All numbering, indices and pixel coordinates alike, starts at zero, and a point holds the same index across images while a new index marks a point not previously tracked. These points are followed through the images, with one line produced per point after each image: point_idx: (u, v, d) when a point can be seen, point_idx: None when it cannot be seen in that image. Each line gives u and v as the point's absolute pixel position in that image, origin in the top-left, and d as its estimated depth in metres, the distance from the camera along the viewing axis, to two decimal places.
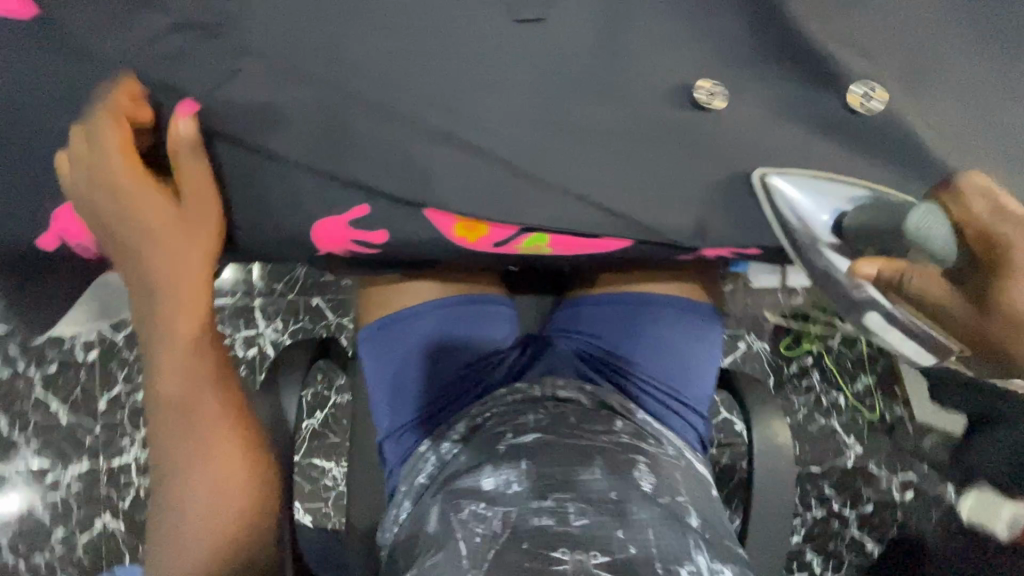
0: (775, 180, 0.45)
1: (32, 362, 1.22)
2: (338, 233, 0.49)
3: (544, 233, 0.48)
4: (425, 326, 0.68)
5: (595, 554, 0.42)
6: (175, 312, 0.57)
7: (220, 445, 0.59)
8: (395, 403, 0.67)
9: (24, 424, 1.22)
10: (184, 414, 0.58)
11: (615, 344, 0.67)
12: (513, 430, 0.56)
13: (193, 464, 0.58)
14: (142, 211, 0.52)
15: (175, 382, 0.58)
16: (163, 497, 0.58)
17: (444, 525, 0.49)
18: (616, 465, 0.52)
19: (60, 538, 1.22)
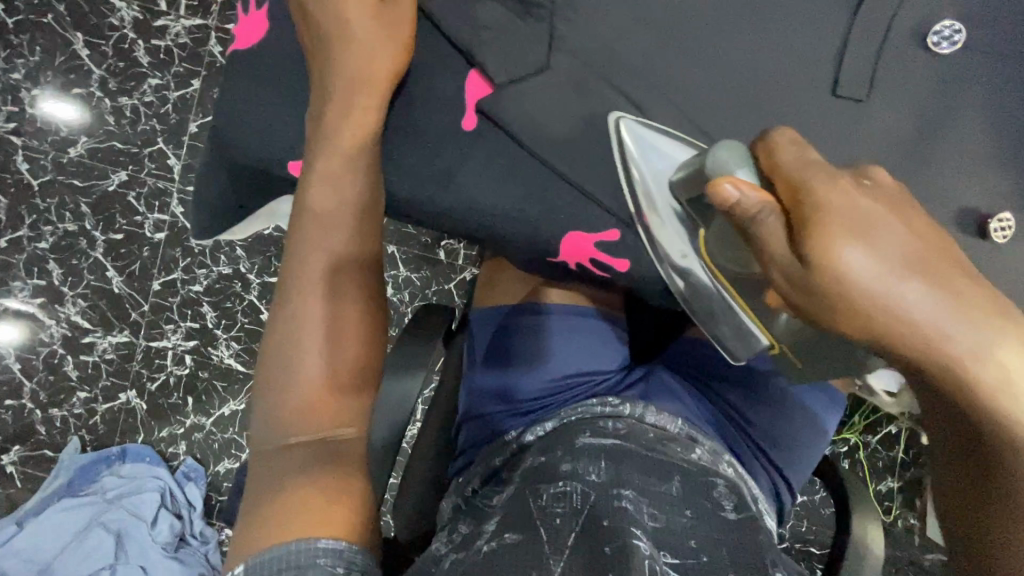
0: (623, 124, 0.57)
1: (100, 223, 1.21)
2: (582, 247, 0.60)
3: None
4: (541, 319, 0.68)
5: (665, 554, 0.43)
6: (340, 136, 0.56)
7: (345, 305, 0.56)
8: (488, 384, 0.66)
9: (77, 280, 1.22)
10: (319, 262, 0.56)
11: (722, 394, 0.65)
12: (590, 431, 0.56)
13: (312, 316, 0.55)
14: (348, 55, 0.56)
15: (326, 215, 0.57)
16: (276, 354, 0.55)
17: (521, 506, 0.48)
18: (693, 485, 0.51)
19: (83, 399, 1.24)
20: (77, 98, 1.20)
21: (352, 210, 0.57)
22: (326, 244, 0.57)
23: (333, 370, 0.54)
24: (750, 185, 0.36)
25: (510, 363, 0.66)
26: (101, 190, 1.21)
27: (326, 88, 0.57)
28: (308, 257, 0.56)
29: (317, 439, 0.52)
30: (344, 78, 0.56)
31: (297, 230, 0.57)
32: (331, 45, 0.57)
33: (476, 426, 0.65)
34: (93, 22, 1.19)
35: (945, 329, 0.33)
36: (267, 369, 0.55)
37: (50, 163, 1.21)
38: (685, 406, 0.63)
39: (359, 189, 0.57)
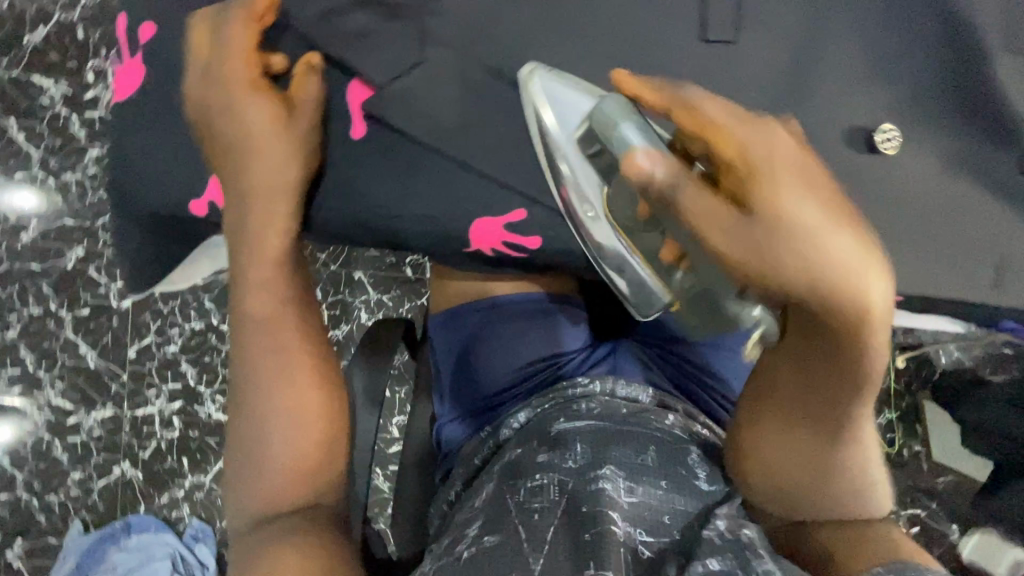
0: (537, 79, 0.51)
1: (65, 302, 1.21)
2: (494, 233, 0.57)
3: None
4: (498, 319, 0.67)
5: (642, 531, 0.45)
6: (255, 261, 0.54)
7: (302, 372, 0.54)
8: (459, 389, 0.67)
9: (51, 363, 1.21)
10: (264, 346, 0.54)
11: (686, 355, 0.65)
12: (565, 416, 0.55)
13: (260, 393, 0.53)
14: (243, 107, 0.52)
15: (270, 315, 0.54)
16: (242, 465, 0.52)
17: (499, 503, 0.49)
18: (668, 455, 0.51)
19: (78, 479, 1.22)
20: (21, 183, 1.19)
21: (304, 326, 0.56)
22: (287, 344, 0.54)
23: (310, 444, 0.52)
24: (657, 156, 0.39)
25: (465, 358, 0.67)
26: (61, 270, 1.20)
27: (248, 171, 0.53)
28: (242, 345, 0.54)
29: (296, 515, 0.50)
30: (254, 185, 0.53)
31: (243, 341, 0.54)
32: (241, 95, 0.52)
33: (456, 425, 0.66)
34: (23, 105, 1.18)
35: (846, 251, 0.37)
36: (227, 469, 0.53)
37: (4, 252, 1.20)
38: (655, 373, 0.63)
39: (259, 275, 0.55)
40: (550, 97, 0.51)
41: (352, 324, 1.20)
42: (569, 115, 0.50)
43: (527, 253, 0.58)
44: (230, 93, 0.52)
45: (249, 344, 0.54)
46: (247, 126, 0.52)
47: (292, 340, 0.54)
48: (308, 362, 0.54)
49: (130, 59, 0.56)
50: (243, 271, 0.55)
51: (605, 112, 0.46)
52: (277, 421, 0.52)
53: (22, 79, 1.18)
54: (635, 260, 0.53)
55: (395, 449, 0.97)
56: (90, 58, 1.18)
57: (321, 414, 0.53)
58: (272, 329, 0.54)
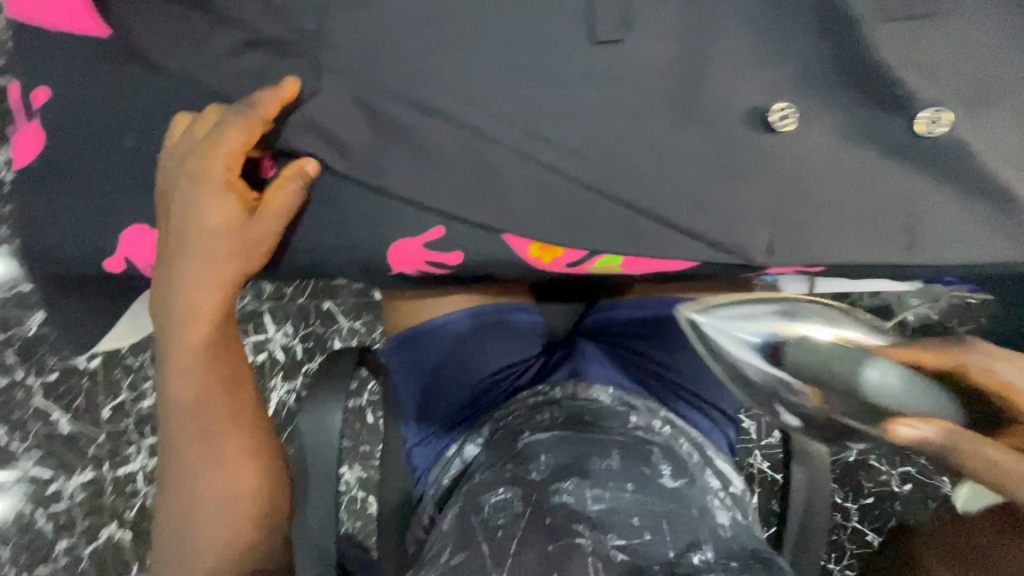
0: (700, 323, 0.48)
1: (32, 369, 1.18)
2: (415, 255, 0.48)
3: (614, 254, 0.44)
4: (450, 336, 0.66)
5: (611, 537, 0.44)
6: (183, 348, 0.53)
7: (233, 454, 0.55)
8: (422, 412, 0.66)
9: (24, 433, 1.19)
10: (199, 434, 0.54)
11: (641, 349, 0.67)
12: (530, 428, 0.56)
13: (192, 478, 0.54)
14: (209, 209, 0.49)
15: (199, 401, 0.54)
16: (174, 537, 0.54)
17: (466, 523, 0.49)
18: (632, 454, 0.51)
19: (65, 548, 1.19)
20: None
21: (235, 412, 0.56)
22: (218, 437, 0.55)
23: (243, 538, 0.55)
24: (921, 421, 0.42)
25: (421, 382, 0.66)
26: (23, 337, 1.18)
27: (177, 251, 0.51)
28: (175, 426, 0.55)
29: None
30: (203, 271, 0.51)
31: (172, 423, 0.54)
32: (203, 187, 0.48)
33: (424, 447, 0.65)
34: None
35: None
36: (158, 547, 0.55)
37: None
38: (613, 371, 0.64)
39: (184, 365, 0.54)
40: (750, 312, 0.46)
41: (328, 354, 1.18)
42: (762, 318, 0.46)
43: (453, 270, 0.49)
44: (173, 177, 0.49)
45: (182, 428, 0.54)
46: (185, 210, 0.49)
47: (223, 429, 0.55)
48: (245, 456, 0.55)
49: (28, 124, 0.54)
50: (167, 348, 0.54)
51: (861, 358, 0.43)
52: (210, 514, 0.54)
53: None
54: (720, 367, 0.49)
55: None
56: None
57: (251, 505, 0.55)
58: (205, 415, 0.54)
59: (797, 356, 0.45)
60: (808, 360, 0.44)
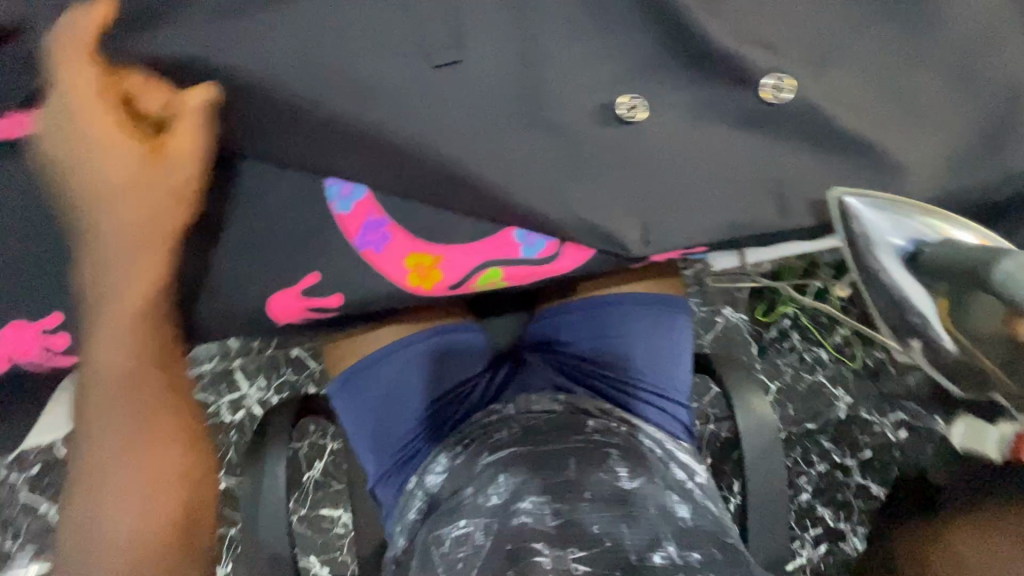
0: (849, 202, 0.45)
1: (14, 466, 1.18)
2: (295, 304, 0.49)
3: (496, 269, 0.46)
4: (389, 368, 0.64)
5: (571, 550, 0.43)
6: (97, 344, 0.47)
7: (157, 447, 0.48)
8: (376, 450, 0.63)
9: (16, 531, 1.18)
10: (116, 422, 0.47)
11: (583, 351, 0.65)
12: (488, 449, 0.55)
13: (99, 511, 0.46)
14: (108, 167, 0.43)
15: (122, 389, 0.47)
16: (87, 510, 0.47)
17: (427, 560, 0.48)
18: (589, 460, 0.51)
19: None
20: None
21: (157, 429, 0.48)
22: (133, 460, 0.47)
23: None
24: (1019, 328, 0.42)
25: (369, 421, 0.63)
26: None
27: (79, 199, 0.44)
28: (89, 448, 0.47)
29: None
30: (105, 258, 0.45)
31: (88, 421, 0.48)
32: (80, 148, 0.43)
33: (386, 486, 0.63)
34: None
35: None
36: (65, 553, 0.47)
37: None
38: (562, 379, 0.64)
39: (102, 362, 0.47)
40: (896, 208, 0.46)
41: None
42: (902, 219, 0.47)
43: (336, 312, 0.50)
44: (119, 156, 0.43)
45: (94, 449, 0.47)
46: (78, 165, 0.43)
47: (149, 413, 0.48)
48: (165, 480, 0.48)
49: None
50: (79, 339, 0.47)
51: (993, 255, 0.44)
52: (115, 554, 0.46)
53: None
54: (891, 268, 0.51)
55: None
56: None
57: (165, 543, 0.47)
58: (119, 432, 0.47)
59: (934, 254, 0.48)
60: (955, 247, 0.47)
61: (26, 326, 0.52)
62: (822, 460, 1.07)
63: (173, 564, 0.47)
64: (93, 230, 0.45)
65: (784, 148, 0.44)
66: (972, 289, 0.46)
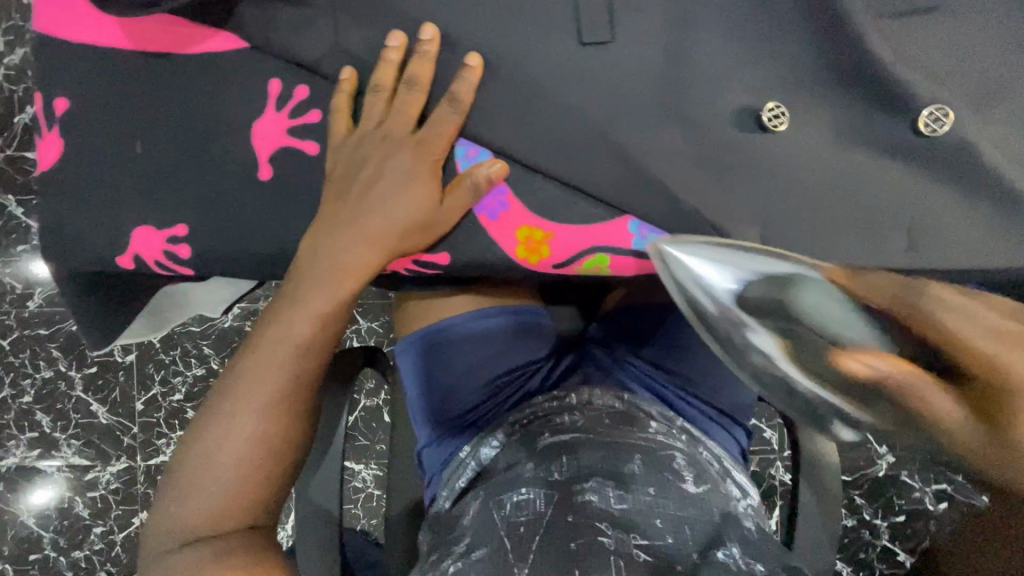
0: (665, 250, 0.40)
1: (74, 362, 1.26)
2: (403, 255, 0.53)
3: (602, 254, 0.49)
4: (463, 338, 0.67)
5: (634, 536, 0.46)
6: (299, 299, 0.53)
7: (286, 404, 0.53)
8: (437, 413, 0.67)
9: (66, 422, 1.26)
10: (269, 371, 0.53)
11: (649, 355, 0.66)
12: (549, 430, 0.58)
13: (234, 406, 0.53)
14: (408, 180, 0.49)
15: (296, 350, 0.53)
16: (208, 426, 0.53)
17: (488, 520, 0.50)
18: (652, 461, 0.54)
19: (100, 533, 1.25)
20: (24, 254, 1.25)
21: (302, 373, 0.54)
22: (285, 369, 0.53)
23: (244, 494, 0.52)
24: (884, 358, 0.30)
25: (435, 386, 0.67)
26: (67, 332, 1.25)
27: (343, 187, 0.51)
28: (256, 349, 0.54)
29: (190, 548, 0.50)
30: (358, 234, 0.50)
31: (250, 356, 0.54)
32: (413, 143, 0.49)
33: (437, 448, 0.66)
34: (17, 180, 1.24)
35: None
36: (181, 456, 0.53)
37: (13, 321, 1.25)
38: (625, 377, 0.65)
39: (286, 315, 0.53)
40: (744, 249, 0.37)
41: None
42: (740, 260, 0.37)
43: (442, 269, 0.53)
44: (393, 157, 0.49)
45: (258, 357, 0.53)
46: (391, 153, 0.49)
47: (295, 375, 0.53)
48: (286, 415, 0.53)
49: (48, 132, 0.54)
50: (286, 286, 0.53)
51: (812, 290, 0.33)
52: (225, 448, 0.52)
53: (15, 156, 1.24)
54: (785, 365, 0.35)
55: None
56: None
57: (263, 465, 0.53)
58: (280, 362, 0.53)
59: (758, 295, 0.35)
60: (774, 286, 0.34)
61: (154, 232, 0.53)
62: (851, 515, 1.03)
63: (252, 504, 0.52)
64: (331, 200, 0.51)
65: (908, 189, 0.45)
66: (805, 332, 0.33)
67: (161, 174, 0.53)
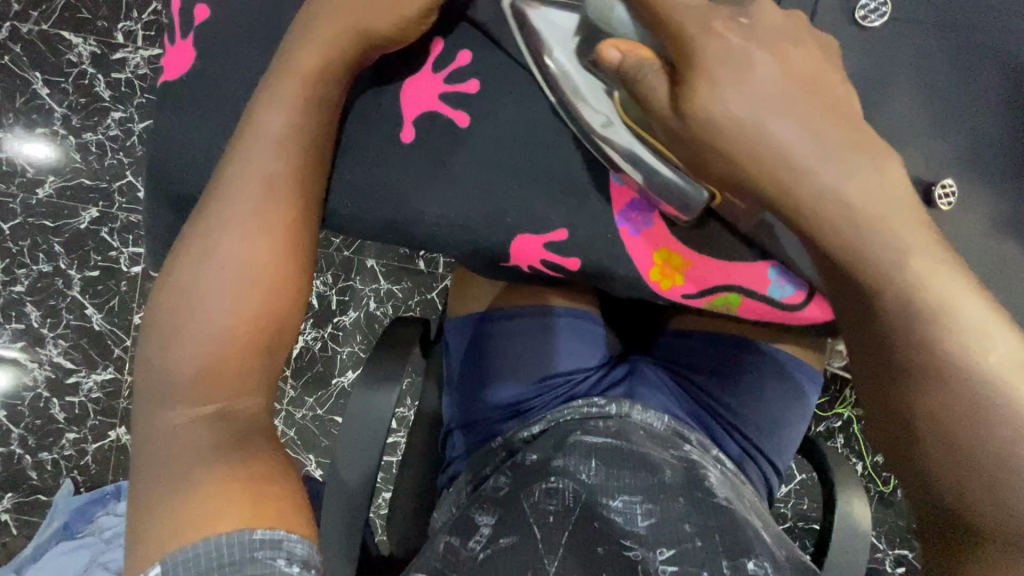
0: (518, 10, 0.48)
1: (75, 262, 1.20)
2: (533, 251, 0.53)
3: (737, 294, 0.54)
4: (516, 329, 0.66)
5: (662, 548, 0.42)
6: (273, 114, 0.48)
7: (269, 238, 0.47)
8: (472, 399, 0.65)
9: (55, 321, 1.20)
10: (246, 200, 0.47)
11: (706, 385, 0.64)
12: (582, 430, 0.55)
13: (209, 267, 0.46)
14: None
15: (267, 177, 0.48)
16: (186, 279, 0.46)
17: (514, 507, 0.47)
18: (687, 478, 0.50)
19: (72, 440, 1.21)
20: (41, 137, 1.18)
21: (285, 198, 0.48)
22: (270, 197, 0.47)
23: (241, 335, 0.45)
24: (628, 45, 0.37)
25: (477, 369, 0.66)
26: (73, 229, 1.19)
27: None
28: (222, 191, 0.48)
29: (198, 420, 0.43)
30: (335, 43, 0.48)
31: (215, 202, 0.48)
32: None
33: (465, 431, 0.65)
34: (50, 60, 1.17)
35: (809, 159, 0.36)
36: (156, 318, 0.46)
37: (19, 205, 1.19)
38: (668, 400, 0.62)
39: (254, 151, 0.48)
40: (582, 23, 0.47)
41: (360, 312, 1.17)
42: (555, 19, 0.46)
43: (564, 273, 0.55)
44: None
45: (220, 222, 0.47)
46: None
47: (276, 205, 0.47)
48: (279, 250, 0.47)
49: (180, 41, 0.53)
50: (245, 118, 0.49)
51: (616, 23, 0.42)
52: (204, 315, 0.45)
53: (52, 34, 1.17)
54: (640, 150, 0.46)
55: (394, 441, 0.96)
56: (120, 20, 1.16)
57: (254, 304, 0.46)
58: (251, 201, 0.47)
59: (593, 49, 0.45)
60: (595, 23, 0.43)
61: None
62: None
63: (232, 359, 0.45)
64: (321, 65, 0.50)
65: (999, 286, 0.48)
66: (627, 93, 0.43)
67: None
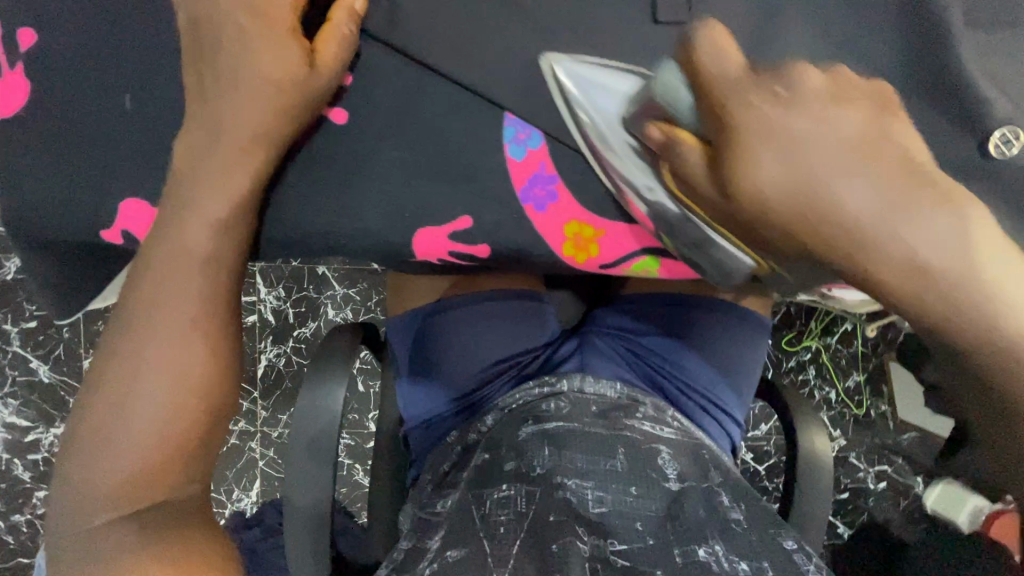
0: (560, 68, 0.46)
1: (8, 316, 1.13)
2: (438, 244, 0.52)
3: (655, 257, 0.54)
4: (456, 322, 0.64)
5: (613, 542, 0.42)
6: (204, 188, 0.47)
7: (196, 333, 0.48)
8: (426, 397, 0.64)
9: (0, 380, 1.15)
10: (176, 283, 0.48)
11: (654, 346, 0.64)
12: (534, 418, 0.54)
13: (143, 357, 0.47)
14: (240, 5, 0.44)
15: (191, 263, 0.48)
16: (117, 369, 0.47)
17: (469, 516, 0.46)
18: (638, 457, 0.49)
19: (45, 496, 1.17)
20: None
21: (210, 288, 0.49)
22: (194, 285, 0.48)
23: (172, 437, 0.47)
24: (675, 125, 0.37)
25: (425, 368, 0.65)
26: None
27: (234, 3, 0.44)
28: (144, 282, 0.48)
29: (124, 524, 0.45)
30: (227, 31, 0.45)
31: (145, 274, 0.48)
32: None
33: (424, 430, 0.64)
34: None
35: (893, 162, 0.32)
36: (87, 405, 0.47)
37: None
38: (621, 367, 0.62)
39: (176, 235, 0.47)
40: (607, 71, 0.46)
41: (320, 321, 1.14)
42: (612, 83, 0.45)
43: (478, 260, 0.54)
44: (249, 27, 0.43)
45: (151, 305, 0.48)
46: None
47: (202, 295, 0.48)
48: (205, 346, 0.48)
49: (9, 72, 0.48)
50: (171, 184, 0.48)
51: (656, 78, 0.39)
52: (138, 414, 0.46)
53: None
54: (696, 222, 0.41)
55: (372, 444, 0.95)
56: None
57: (187, 411, 0.47)
58: (183, 287, 0.48)
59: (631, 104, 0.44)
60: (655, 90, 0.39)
61: (144, 207, 0.50)
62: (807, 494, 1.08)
63: (166, 461, 0.47)
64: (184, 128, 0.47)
65: None
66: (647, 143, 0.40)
67: (167, 128, 0.48)
